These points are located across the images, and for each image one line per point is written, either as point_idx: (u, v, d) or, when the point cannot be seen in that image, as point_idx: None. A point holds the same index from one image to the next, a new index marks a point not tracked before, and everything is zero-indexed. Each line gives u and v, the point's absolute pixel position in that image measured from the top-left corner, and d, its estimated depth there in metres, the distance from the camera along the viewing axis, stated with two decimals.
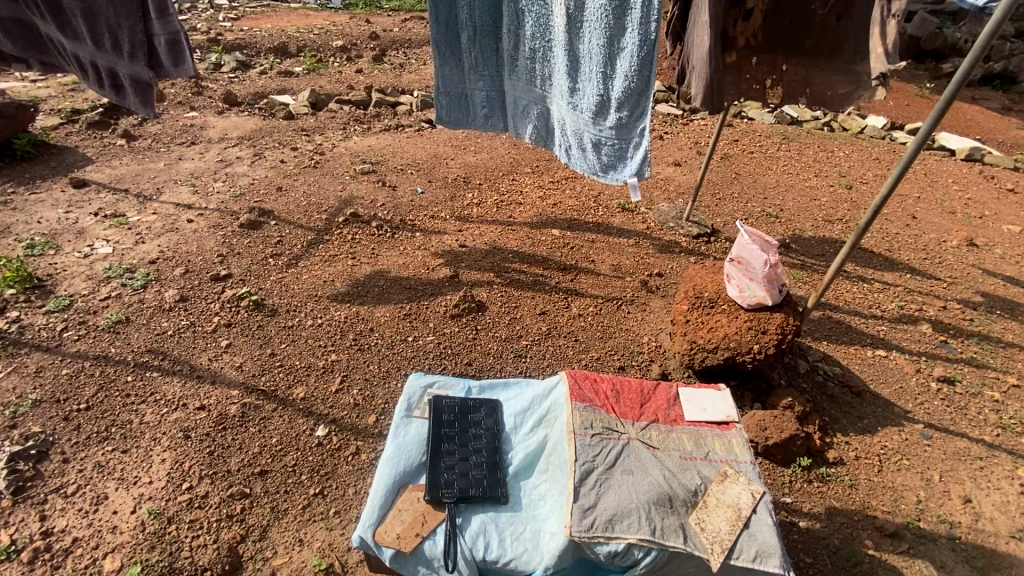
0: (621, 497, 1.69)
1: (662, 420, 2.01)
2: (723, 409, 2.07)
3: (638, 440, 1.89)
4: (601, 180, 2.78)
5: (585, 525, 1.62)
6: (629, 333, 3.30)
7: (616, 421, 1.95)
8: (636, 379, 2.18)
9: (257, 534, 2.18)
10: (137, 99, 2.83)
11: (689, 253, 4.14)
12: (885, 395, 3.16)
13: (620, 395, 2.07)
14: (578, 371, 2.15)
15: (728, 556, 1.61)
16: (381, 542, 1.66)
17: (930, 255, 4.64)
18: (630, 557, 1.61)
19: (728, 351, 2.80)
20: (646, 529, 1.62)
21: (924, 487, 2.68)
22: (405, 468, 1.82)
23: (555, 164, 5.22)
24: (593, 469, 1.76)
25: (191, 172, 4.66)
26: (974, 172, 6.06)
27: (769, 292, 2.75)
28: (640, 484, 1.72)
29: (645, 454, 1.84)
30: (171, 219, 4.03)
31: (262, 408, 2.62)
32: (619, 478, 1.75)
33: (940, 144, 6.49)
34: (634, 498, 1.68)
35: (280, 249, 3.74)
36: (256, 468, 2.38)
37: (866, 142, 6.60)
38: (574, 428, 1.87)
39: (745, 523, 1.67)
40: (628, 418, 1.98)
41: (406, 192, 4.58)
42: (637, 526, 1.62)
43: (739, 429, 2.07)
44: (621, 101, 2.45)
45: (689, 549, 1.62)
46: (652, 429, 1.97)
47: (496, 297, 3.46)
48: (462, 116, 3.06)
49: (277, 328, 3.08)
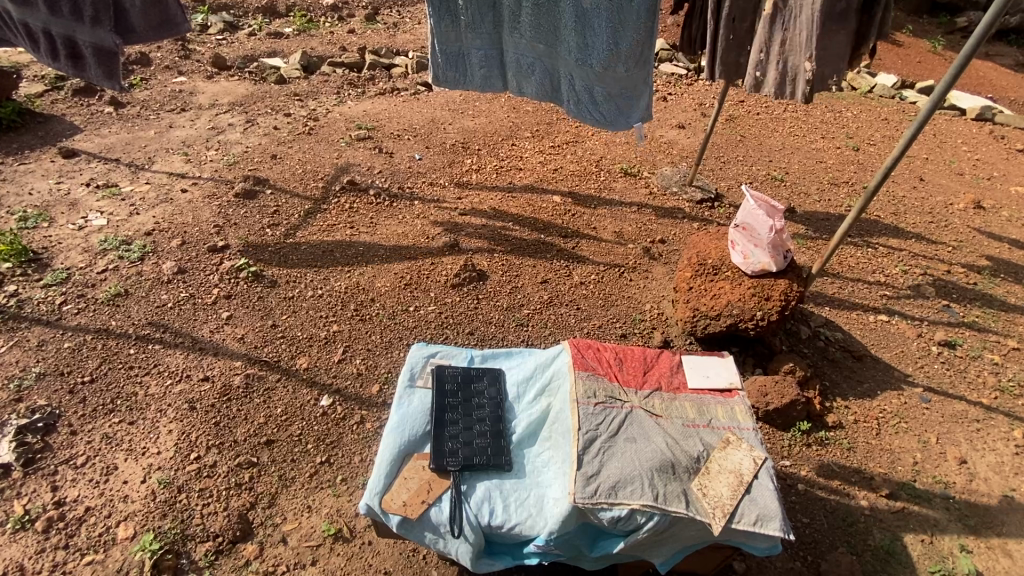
0: (624, 465, 1.66)
1: (665, 388, 1.95)
2: (726, 376, 2.00)
3: (641, 409, 1.85)
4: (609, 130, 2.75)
5: (588, 492, 1.60)
6: (631, 300, 3.29)
7: (619, 390, 1.90)
8: (638, 347, 2.12)
9: (266, 501, 2.17)
10: (99, 70, 2.71)
11: (692, 219, 4.11)
12: (886, 360, 3.24)
13: (623, 364, 2.02)
14: (581, 340, 2.10)
15: (729, 520, 1.57)
16: (386, 510, 1.67)
17: (936, 218, 4.65)
18: (632, 521, 1.59)
19: (731, 318, 2.76)
20: (649, 494, 1.59)
21: (921, 449, 2.73)
22: (407, 439, 1.82)
23: (556, 128, 5.14)
24: (597, 438, 1.73)
25: (183, 140, 4.65)
26: (984, 132, 5.93)
27: (774, 258, 2.71)
28: (644, 451, 1.69)
29: (648, 423, 1.80)
30: (165, 188, 4.09)
31: (265, 379, 2.61)
32: (625, 444, 1.72)
33: (951, 104, 6.35)
34: (637, 466, 1.64)
35: (278, 219, 3.76)
36: (262, 438, 2.36)
37: (875, 102, 6.50)
38: (577, 397, 1.84)
39: (747, 487, 1.63)
40: (632, 386, 1.93)
41: (404, 159, 4.54)
42: (640, 493, 1.59)
43: (742, 396, 1.99)
44: (629, 53, 2.46)
45: (691, 515, 1.58)
46: (656, 397, 1.92)
47: (496, 267, 3.43)
48: (460, 76, 2.94)
49: (277, 299, 3.06)
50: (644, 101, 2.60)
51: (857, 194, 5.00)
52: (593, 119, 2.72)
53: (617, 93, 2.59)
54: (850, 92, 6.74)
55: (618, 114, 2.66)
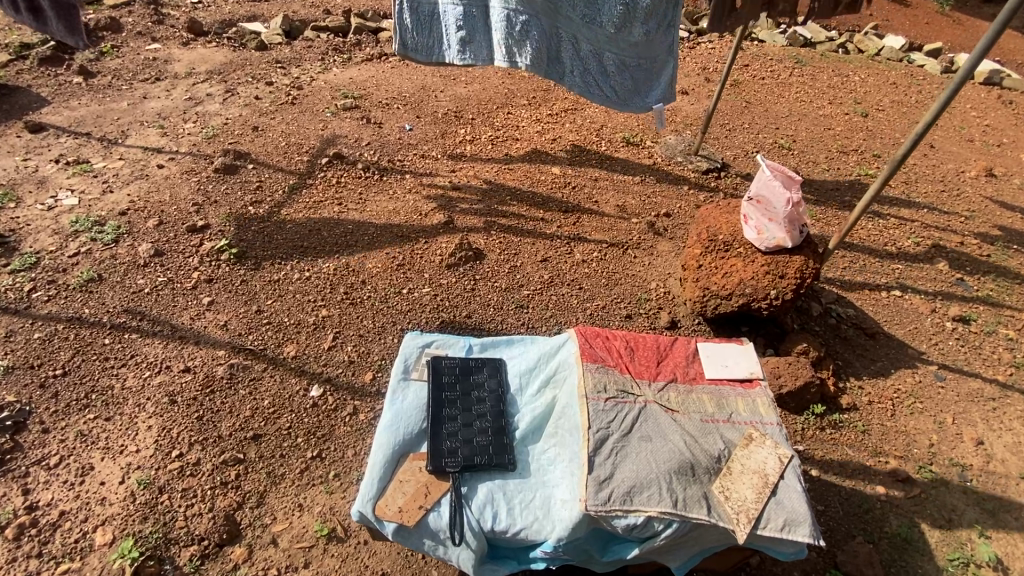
0: (639, 467, 1.53)
1: (681, 379, 1.80)
2: (745, 365, 1.86)
3: (655, 403, 1.71)
4: (620, 107, 2.80)
5: (601, 499, 1.47)
6: (636, 279, 3.14)
7: (632, 382, 1.76)
8: (650, 335, 1.97)
9: (255, 500, 2.05)
10: (61, 25, 2.77)
11: (697, 191, 3.93)
12: (899, 337, 3.13)
13: (635, 353, 1.87)
14: (589, 328, 1.95)
15: (754, 526, 1.44)
16: (381, 517, 1.55)
17: (948, 187, 4.50)
18: (649, 529, 1.47)
19: (743, 297, 2.60)
20: (667, 499, 1.47)
21: (936, 431, 2.63)
22: (402, 438, 1.68)
23: (553, 96, 4.91)
24: (608, 437, 1.59)
25: (158, 112, 4.39)
26: (992, 97, 5.72)
27: (789, 233, 2.54)
28: (661, 451, 1.56)
29: (664, 419, 1.66)
30: (139, 164, 3.86)
31: (251, 369, 2.46)
32: (640, 443, 1.58)
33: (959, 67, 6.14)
34: (654, 468, 1.51)
35: (261, 196, 3.56)
36: (249, 432, 2.23)
37: (882, 66, 6.27)
38: (586, 392, 1.70)
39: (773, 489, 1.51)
40: (645, 377, 1.79)
41: (393, 129, 4.32)
42: (658, 499, 1.47)
43: (762, 387, 1.86)
44: (646, 16, 2.51)
45: (712, 521, 1.46)
46: (671, 390, 1.77)
47: (494, 245, 3.26)
48: (430, 40, 2.68)
49: (262, 283, 2.88)
50: (661, 82, 2.73)
51: (866, 162, 4.82)
52: (603, 92, 2.74)
53: (631, 65, 2.66)
54: (857, 55, 6.49)
55: (636, 97, 2.78)
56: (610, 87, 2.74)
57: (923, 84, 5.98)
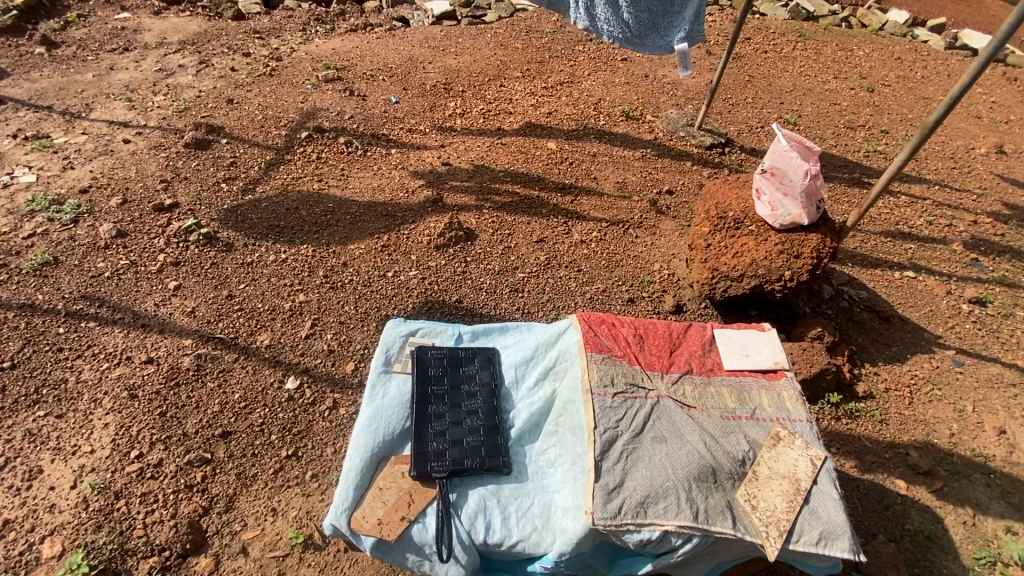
0: (653, 473, 1.35)
1: (697, 371, 1.62)
2: (770, 354, 1.65)
3: (670, 399, 1.52)
4: (632, 46, 3.02)
5: (611, 512, 1.29)
6: (638, 260, 2.94)
7: (642, 375, 1.58)
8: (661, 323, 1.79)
9: (223, 505, 1.86)
10: None
11: (701, 167, 3.72)
12: (914, 320, 2.97)
13: (645, 343, 1.68)
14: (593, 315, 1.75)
15: (787, 540, 1.28)
16: (356, 531, 1.38)
17: (958, 164, 4.32)
18: (665, 544, 1.30)
19: (755, 279, 2.40)
20: (688, 511, 1.29)
21: (956, 419, 2.48)
22: (381, 439, 1.51)
23: (547, 68, 4.65)
24: (617, 439, 1.41)
25: (125, 84, 4.08)
26: (997, 73, 5.52)
27: (806, 209, 2.34)
28: (678, 454, 1.38)
29: (681, 416, 1.48)
30: (104, 139, 3.58)
31: (220, 360, 2.25)
32: (653, 445, 1.41)
33: (963, 44, 5.93)
34: (671, 475, 1.33)
35: (235, 172, 3.31)
36: (217, 429, 2.03)
37: (886, 41, 6.04)
38: (591, 387, 1.51)
39: (806, 497, 1.33)
40: (657, 369, 1.60)
41: (378, 102, 4.05)
42: (676, 511, 1.29)
43: (788, 378, 1.68)
44: None
45: (739, 535, 1.29)
46: (687, 383, 1.59)
47: (486, 224, 3.04)
48: None
49: (234, 266, 2.66)
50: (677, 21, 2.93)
51: (874, 138, 4.62)
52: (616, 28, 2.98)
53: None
54: (860, 29, 6.25)
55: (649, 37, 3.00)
56: (623, 24, 2.98)
57: (929, 59, 5.77)
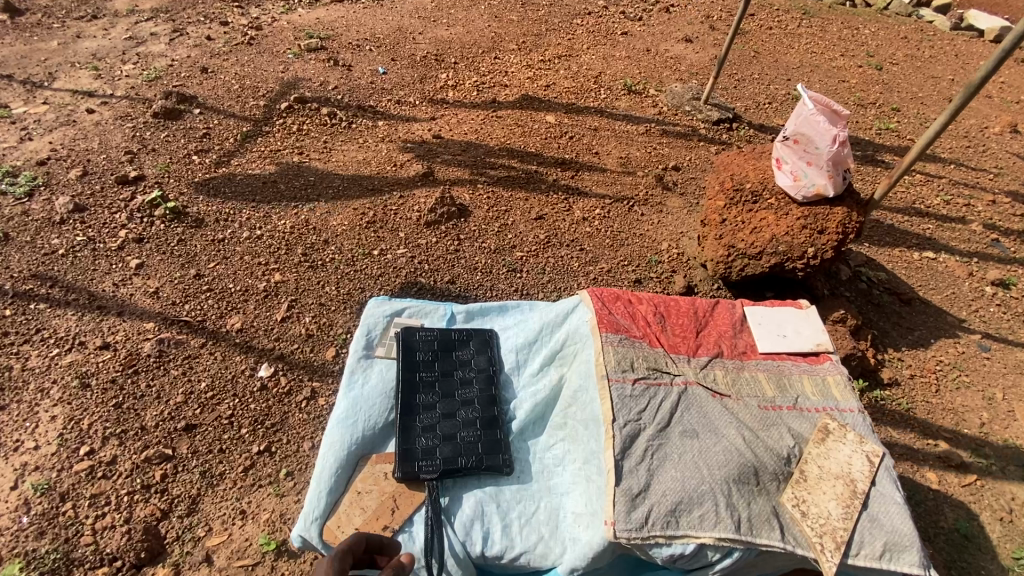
0: (683, 475, 1.36)
1: (729, 355, 1.68)
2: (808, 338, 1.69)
3: (698, 387, 1.56)
4: None
5: (635, 524, 1.29)
6: (645, 239, 2.73)
7: (665, 358, 1.64)
8: (690, 301, 1.83)
9: (184, 507, 1.65)
10: None
11: (709, 143, 3.49)
12: (936, 303, 2.79)
13: (669, 325, 1.74)
14: (617, 295, 1.81)
15: (845, 554, 1.28)
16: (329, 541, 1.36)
17: (972, 143, 4.13)
18: (701, 558, 1.30)
19: (775, 256, 2.20)
20: (728, 521, 1.29)
21: (986, 408, 2.31)
22: (357, 438, 1.51)
23: (545, 41, 4.39)
24: (641, 434, 1.44)
25: (92, 52, 3.78)
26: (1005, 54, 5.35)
27: (832, 178, 2.13)
28: (711, 453, 1.40)
29: (712, 409, 1.51)
30: (67, 109, 3.29)
31: (186, 345, 2.02)
32: (682, 441, 1.43)
33: (969, 24, 5.72)
34: (704, 478, 1.35)
35: (208, 144, 3.04)
36: (180, 422, 1.81)
37: (892, 20, 5.83)
38: (608, 374, 1.54)
39: (863, 502, 1.35)
40: (682, 353, 1.67)
41: (364, 73, 3.78)
42: (713, 520, 1.30)
43: (835, 362, 1.68)
44: None
45: (787, 547, 1.31)
46: (717, 369, 1.64)
47: (481, 200, 2.82)
48: None
49: (204, 243, 2.42)
50: None
51: (885, 116, 4.42)
52: None
53: None
54: (865, 8, 6.04)
55: None
56: None
57: (936, 39, 5.56)
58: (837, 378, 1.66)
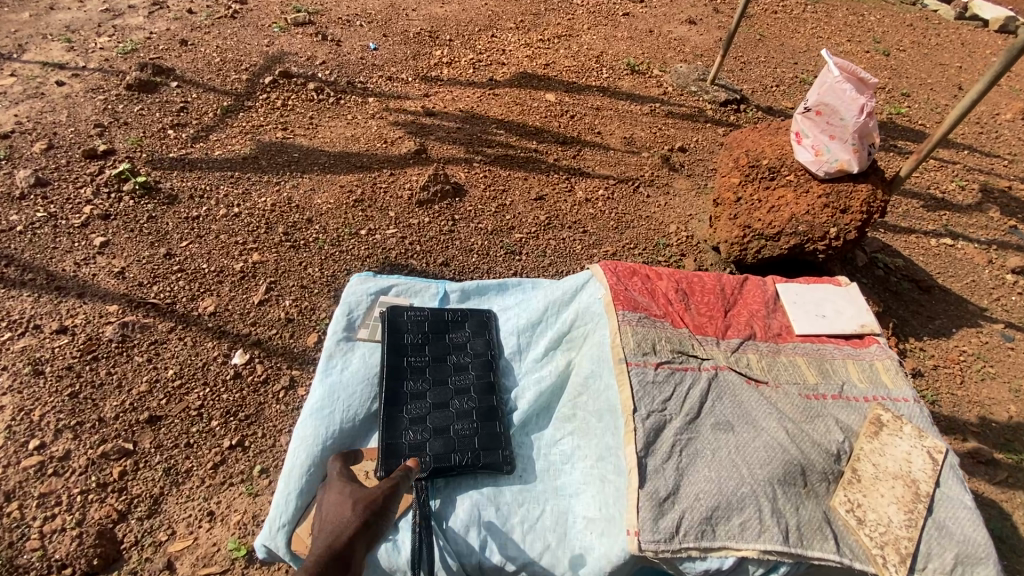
0: (714, 473, 1.31)
1: (763, 338, 1.68)
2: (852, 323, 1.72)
3: (732, 372, 1.53)
4: None
5: (665, 534, 1.22)
6: (652, 221, 2.57)
7: (690, 341, 1.62)
8: (717, 279, 1.82)
9: (145, 508, 1.48)
10: None
11: (716, 124, 3.32)
12: (956, 291, 2.64)
13: (694, 304, 1.75)
14: (637, 270, 1.80)
15: (911, 567, 1.23)
16: (298, 552, 1.30)
17: (985, 129, 3.98)
18: (742, 570, 1.24)
19: (795, 237, 2.06)
20: (775, 531, 1.22)
21: (1014, 401, 2.18)
22: (332, 432, 1.46)
23: (544, 20, 4.20)
24: (668, 426, 1.40)
25: (66, 24, 3.55)
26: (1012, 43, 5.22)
27: (857, 153, 1.98)
28: (748, 449, 1.35)
29: (747, 398, 1.47)
30: (35, 81, 3.07)
31: (153, 329, 1.84)
32: (714, 436, 1.38)
33: (973, 13, 5.56)
34: (743, 478, 1.29)
35: (185, 118, 2.84)
36: (143, 414, 1.64)
37: (897, 7, 5.67)
38: (625, 358, 1.51)
39: (928, 508, 1.29)
40: (709, 334, 1.66)
41: (354, 48, 3.58)
42: (754, 525, 1.24)
43: (882, 347, 1.66)
44: None
45: (843, 559, 1.24)
46: (751, 352, 1.63)
47: (477, 179, 2.64)
48: None
49: (176, 221, 2.23)
50: None
51: (895, 101, 4.26)
52: None
53: None
54: None
55: None
56: None
57: (941, 27, 5.41)
58: (886, 363, 1.61)
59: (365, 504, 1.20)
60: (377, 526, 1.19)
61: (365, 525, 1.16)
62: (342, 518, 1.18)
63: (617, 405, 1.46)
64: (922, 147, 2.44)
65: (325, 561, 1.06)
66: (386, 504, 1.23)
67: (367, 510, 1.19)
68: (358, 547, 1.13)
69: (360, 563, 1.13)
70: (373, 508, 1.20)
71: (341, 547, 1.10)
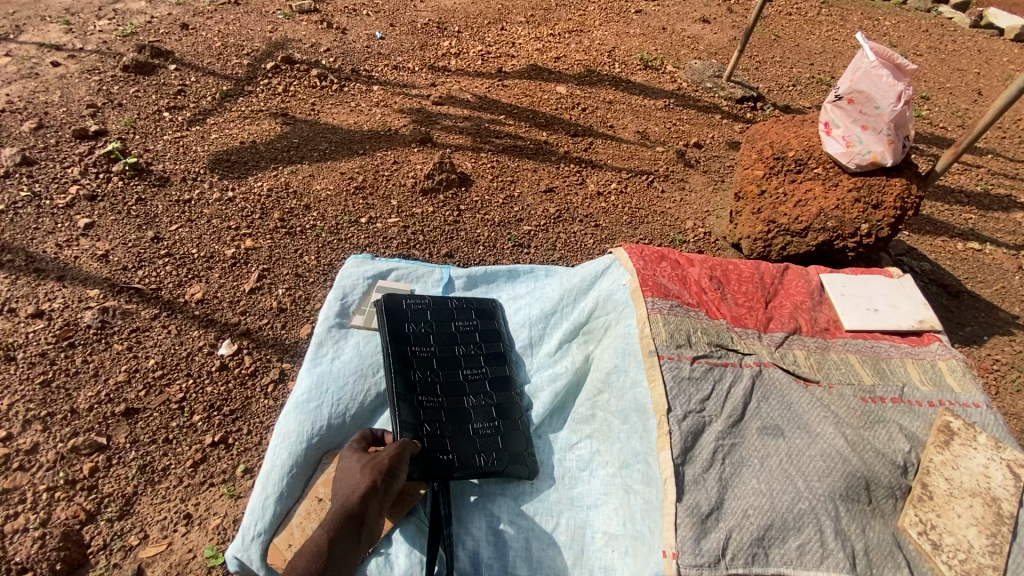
0: (765, 484, 1.19)
1: (808, 333, 1.58)
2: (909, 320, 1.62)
3: (778, 370, 1.41)
4: None
5: (712, 556, 1.10)
6: (667, 217, 2.45)
7: (729, 334, 1.51)
8: (754, 269, 1.73)
9: (116, 508, 1.35)
10: None
11: (732, 120, 3.19)
12: (987, 297, 2.50)
13: (730, 294, 1.65)
14: (671, 255, 1.71)
15: None
16: (272, 565, 1.17)
17: (1009, 133, 3.84)
18: None
19: (823, 233, 1.95)
20: (840, 558, 1.10)
21: None
22: (318, 431, 1.34)
23: (555, 15, 4.09)
24: (709, 429, 1.28)
25: (65, 6, 3.43)
26: None
27: (892, 144, 1.85)
28: (801, 458, 1.23)
29: (796, 397, 1.35)
30: (30, 62, 2.94)
31: (135, 316, 1.72)
32: (762, 442, 1.27)
33: (989, 22, 5.43)
34: (797, 491, 1.17)
35: (182, 101, 2.72)
36: (119, 406, 1.51)
37: (912, 13, 5.55)
38: (657, 351, 1.39)
39: (1013, 532, 1.16)
40: (749, 327, 1.56)
41: (360, 36, 3.47)
42: (812, 544, 1.12)
43: (944, 346, 1.55)
44: None
45: None
46: (798, 349, 1.52)
47: (484, 169, 2.52)
48: None
49: (166, 204, 2.11)
50: None
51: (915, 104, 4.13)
52: None
53: None
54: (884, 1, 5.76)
55: None
56: None
57: (957, 34, 5.29)
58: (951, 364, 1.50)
59: (372, 465, 1.16)
60: (389, 484, 1.16)
61: (374, 487, 1.13)
62: (352, 478, 1.16)
63: (646, 404, 1.34)
64: (960, 140, 2.27)
65: (337, 521, 1.09)
66: (396, 461, 1.18)
67: (376, 473, 1.15)
68: (371, 507, 1.13)
69: (375, 517, 1.15)
70: (382, 468, 1.15)
71: (353, 507, 1.11)
